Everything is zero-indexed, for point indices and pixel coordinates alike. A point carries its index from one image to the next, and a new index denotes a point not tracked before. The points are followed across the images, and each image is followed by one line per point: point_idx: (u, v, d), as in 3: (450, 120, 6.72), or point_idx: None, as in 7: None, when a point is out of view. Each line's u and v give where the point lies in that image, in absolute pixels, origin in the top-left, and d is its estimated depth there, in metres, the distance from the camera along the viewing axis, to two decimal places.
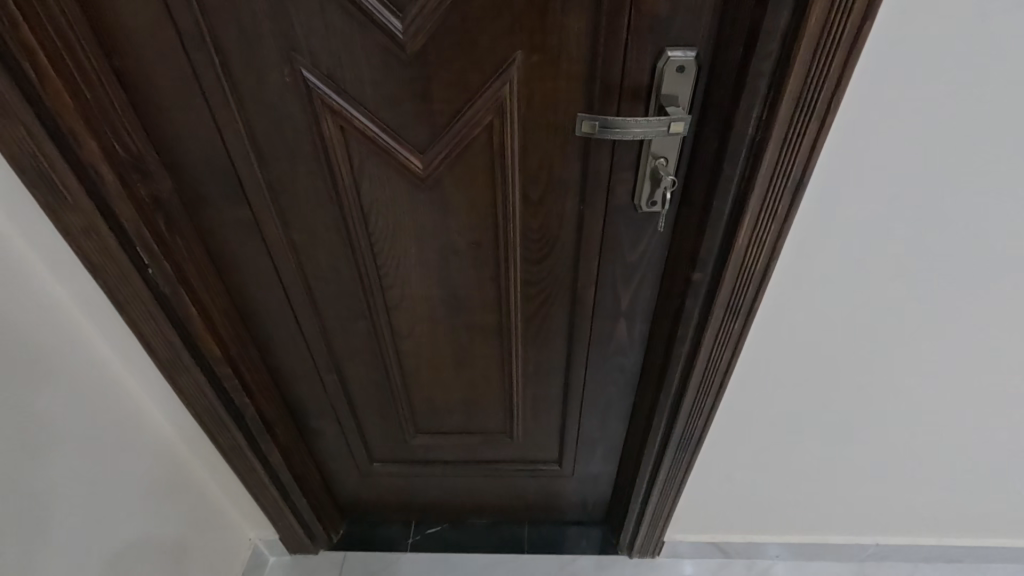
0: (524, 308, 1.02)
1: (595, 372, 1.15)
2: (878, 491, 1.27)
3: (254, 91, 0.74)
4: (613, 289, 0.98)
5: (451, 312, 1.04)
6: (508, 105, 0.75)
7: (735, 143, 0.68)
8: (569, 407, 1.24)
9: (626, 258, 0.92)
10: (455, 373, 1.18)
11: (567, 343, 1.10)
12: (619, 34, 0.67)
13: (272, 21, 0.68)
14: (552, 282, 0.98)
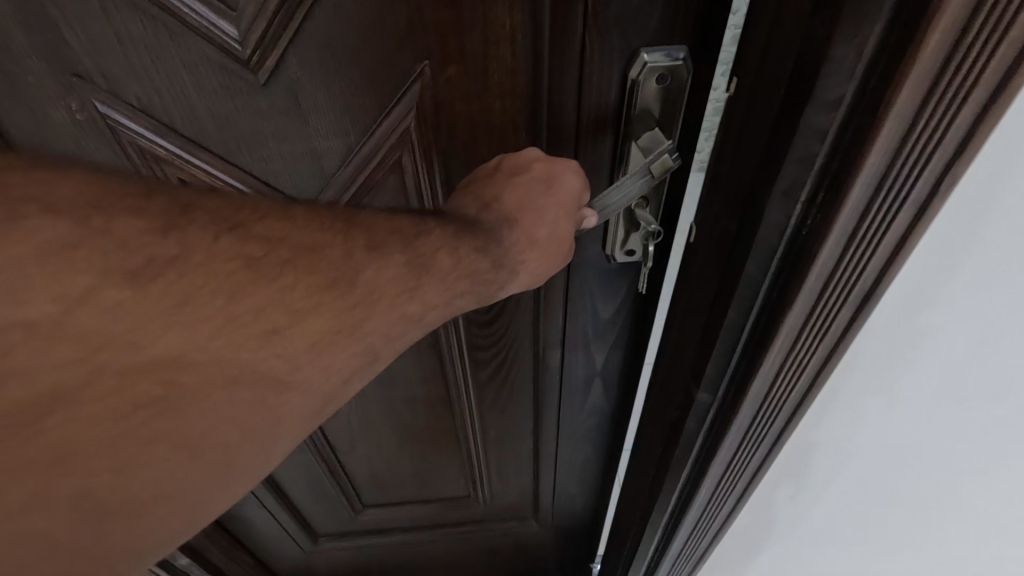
0: (475, 371, 0.81)
1: (568, 433, 0.94)
2: None
3: (32, 139, 0.50)
4: (585, 346, 0.77)
5: (393, 382, 0.83)
6: (416, 141, 0.52)
7: (769, 217, 0.40)
8: (542, 469, 1.04)
9: (597, 314, 0.72)
10: (399, 444, 0.96)
11: (534, 405, 0.89)
12: (573, 32, 0.45)
13: (25, 34, 0.44)
14: (507, 341, 0.77)
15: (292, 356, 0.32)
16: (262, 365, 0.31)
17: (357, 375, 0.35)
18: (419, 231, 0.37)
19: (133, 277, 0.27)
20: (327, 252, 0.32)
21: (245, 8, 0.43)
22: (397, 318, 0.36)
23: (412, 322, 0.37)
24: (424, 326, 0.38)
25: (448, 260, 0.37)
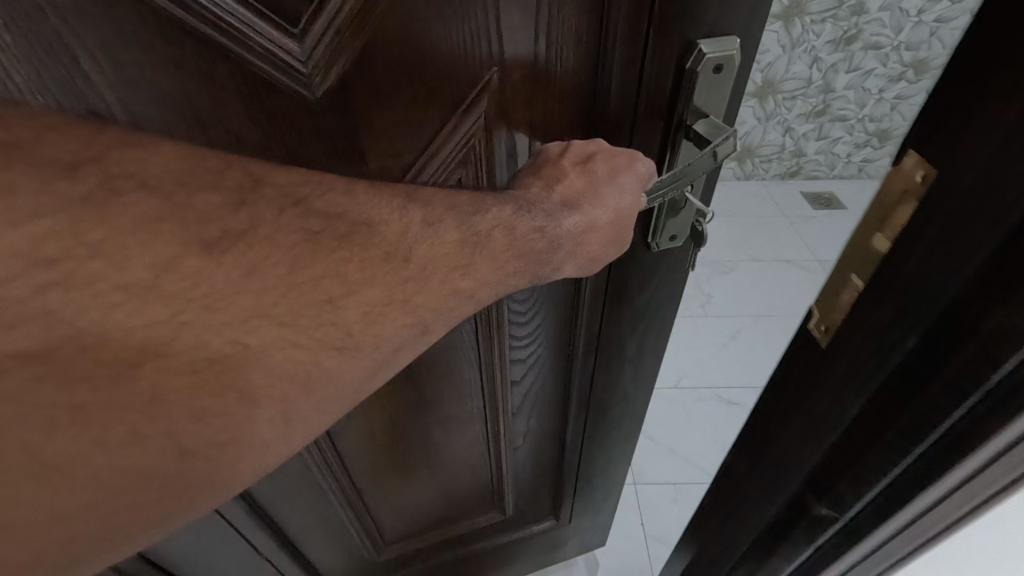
0: (510, 375, 0.64)
1: (598, 452, 0.82)
2: None
3: None
4: (626, 347, 0.65)
5: (410, 389, 0.59)
6: (481, 151, 0.45)
7: (989, 326, 0.27)
8: (565, 495, 0.88)
9: (631, 321, 0.62)
10: (404, 471, 0.70)
11: (563, 420, 0.74)
12: (633, 18, 0.39)
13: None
14: (551, 339, 0.62)
15: (348, 331, 0.30)
16: (320, 338, 0.29)
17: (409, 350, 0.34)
18: (476, 209, 0.36)
19: (206, 248, 0.26)
20: (382, 232, 0.31)
21: (303, 15, 0.34)
22: (444, 294, 0.34)
23: (462, 300, 0.35)
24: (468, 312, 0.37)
25: (500, 237, 0.37)
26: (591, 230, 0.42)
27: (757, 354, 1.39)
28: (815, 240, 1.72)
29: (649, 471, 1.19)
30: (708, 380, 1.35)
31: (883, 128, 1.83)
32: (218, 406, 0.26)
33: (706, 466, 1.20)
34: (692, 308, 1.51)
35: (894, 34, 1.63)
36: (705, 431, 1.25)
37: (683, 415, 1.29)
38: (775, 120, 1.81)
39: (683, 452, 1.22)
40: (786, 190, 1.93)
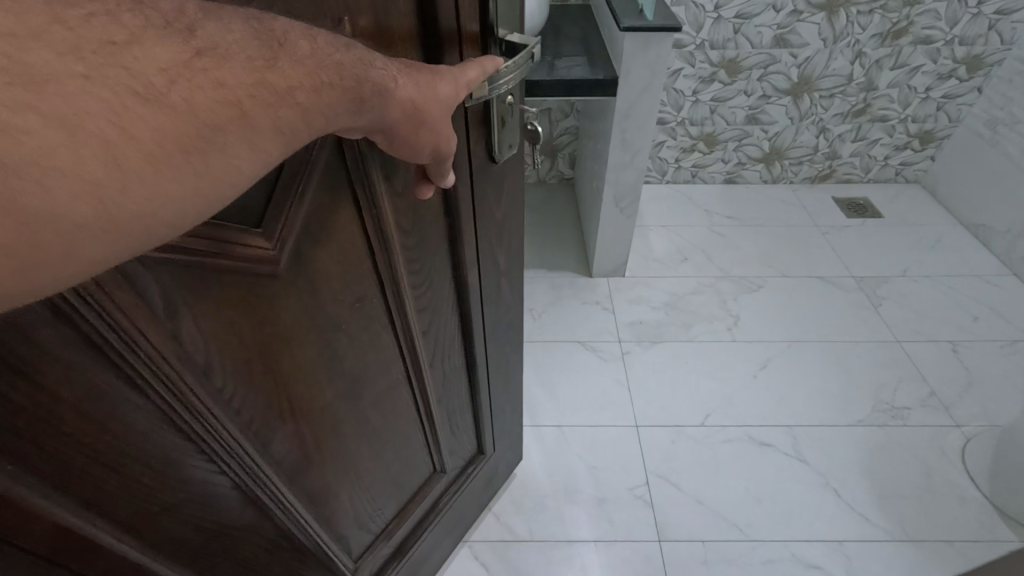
0: (415, 302, 0.62)
1: (498, 359, 0.86)
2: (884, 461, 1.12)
3: None
4: (496, 238, 0.69)
5: (326, 355, 0.54)
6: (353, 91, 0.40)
7: None
8: (481, 420, 0.90)
9: (493, 216, 0.67)
10: (341, 462, 0.64)
11: (466, 338, 0.75)
12: None
13: None
14: (438, 246, 0.61)
15: (145, 86, 0.24)
16: (114, 82, 0.23)
17: (230, 158, 0.28)
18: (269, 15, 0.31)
19: None
20: (157, 4, 0.26)
21: None
22: (256, 82, 0.28)
23: (283, 100, 0.30)
24: (299, 133, 0.32)
25: (305, 45, 0.32)
26: (433, 97, 0.41)
27: (789, 387, 1.26)
28: (850, 255, 1.62)
29: (676, 527, 1.03)
30: (738, 418, 1.20)
31: (927, 128, 1.73)
32: (13, 121, 0.21)
33: (739, 519, 1.04)
34: (718, 332, 1.39)
35: (948, 27, 1.51)
36: (735, 477, 1.10)
37: (708, 463, 1.12)
38: (810, 120, 1.72)
39: (713, 503, 1.06)
40: (818, 193, 1.85)
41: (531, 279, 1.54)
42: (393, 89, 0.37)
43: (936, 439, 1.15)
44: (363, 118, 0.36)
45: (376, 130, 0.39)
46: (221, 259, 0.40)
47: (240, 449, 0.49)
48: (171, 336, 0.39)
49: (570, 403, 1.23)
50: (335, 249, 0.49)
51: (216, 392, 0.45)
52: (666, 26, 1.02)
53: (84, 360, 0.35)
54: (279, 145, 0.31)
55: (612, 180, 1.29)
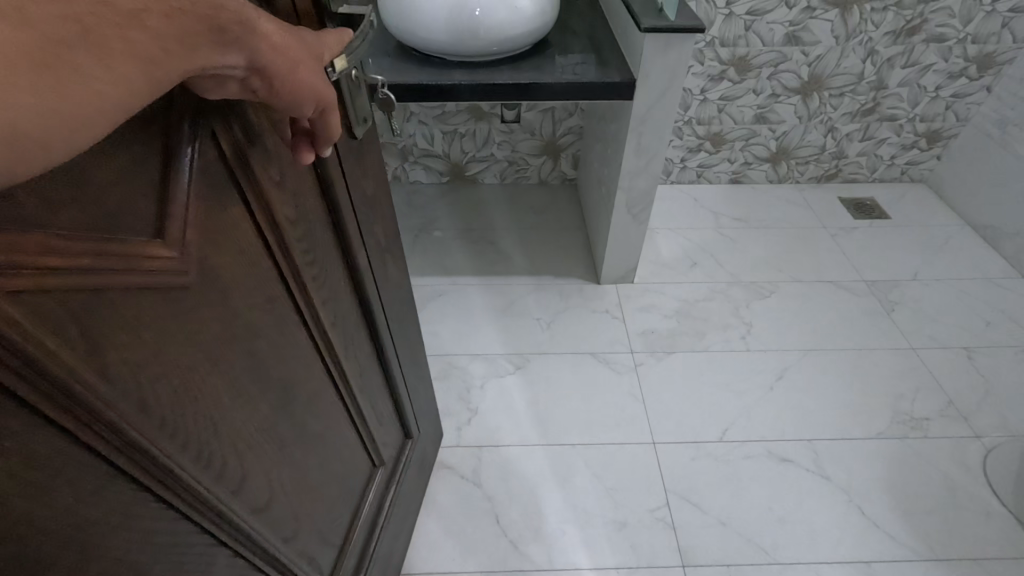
0: (319, 295, 0.55)
1: (401, 337, 0.81)
2: (904, 477, 1.10)
3: None
4: (372, 215, 0.64)
5: (252, 368, 0.47)
6: None
7: None
8: (400, 403, 0.86)
9: (363, 188, 0.60)
10: (289, 479, 0.57)
11: (368, 323, 0.69)
12: None
13: None
14: (326, 233, 0.55)
15: None
16: None
17: (85, 79, 0.23)
18: None
19: None
20: None
21: None
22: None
23: (133, 24, 0.25)
24: (161, 63, 0.27)
25: None
26: (306, 45, 0.37)
27: (808, 399, 1.23)
28: (859, 257, 1.59)
29: (699, 549, 1.00)
30: (757, 432, 1.16)
31: (935, 128, 1.70)
32: None
33: (763, 541, 1.01)
34: (732, 340, 1.35)
35: (961, 25, 1.48)
36: (756, 495, 1.07)
37: (732, 485, 1.08)
38: (818, 119, 1.68)
39: (737, 524, 1.03)
40: (825, 194, 1.82)
41: (537, 285, 1.49)
42: (265, 29, 0.32)
43: (957, 451, 1.13)
44: (230, 56, 0.31)
45: (249, 72, 0.33)
46: (128, 274, 0.33)
47: (204, 489, 0.43)
48: (98, 372, 0.32)
49: (583, 418, 1.19)
50: (234, 249, 0.42)
51: (163, 431, 0.38)
52: (689, 27, 0.97)
53: (7, 419, 0.28)
54: (140, 73, 0.26)
55: (624, 186, 1.24)
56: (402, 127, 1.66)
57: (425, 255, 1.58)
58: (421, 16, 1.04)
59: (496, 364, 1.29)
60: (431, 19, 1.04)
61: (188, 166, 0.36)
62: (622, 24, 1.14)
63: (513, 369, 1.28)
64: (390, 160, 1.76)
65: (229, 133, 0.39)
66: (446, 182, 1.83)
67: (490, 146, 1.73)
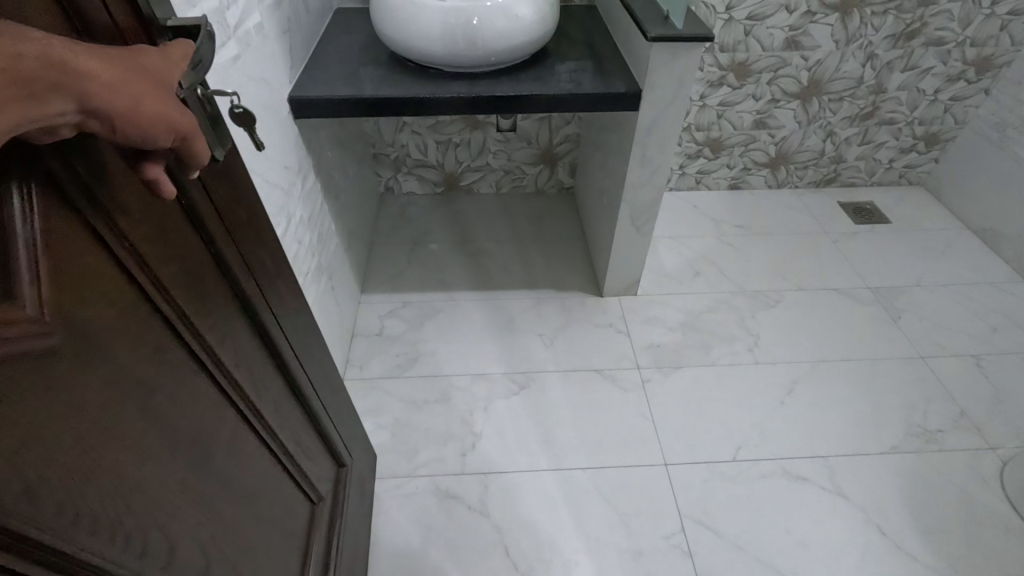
0: (216, 336, 0.45)
1: (318, 367, 0.71)
2: (918, 491, 1.07)
3: None
4: (255, 248, 0.52)
5: (158, 428, 0.38)
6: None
7: None
8: (330, 438, 0.76)
9: (247, 206, 0.51)
10: (227, 537, 0.49)
11: (278, 364, 0.59)
12: None
13: None
14: (211, 265, 0.45)
15: None
16: None
17: None
18: None
19: None
20: None
21: None
22: None
23: None
24: None
25: None
26: (154, 78, 0.32)
27: (821, 413, 1.20)
28: (863, 264, 1.57)
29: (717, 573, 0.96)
30: (771, 450, 1.13)
31: (934, 131, 1.69)
32: None
33: (782, 565, 0.98)
34: (739, 353, 1.32)
35: (960, 28, 1.46)
36: (771, 516, 1.04)
37: (748, 505, 1.05)
38: (818, 124, 1.66)
39: (754, 548, 1.00)
40: (823, 199, 1.80)
41: (539, 299, 1.45)
42: (88, 69, 0.28)
43: (972, 463, 1.11)
44: (51, 105, 0.26)
45: (82, 117, 0.28)
46: None
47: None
48: None
49: (592, 439, 1.15)
50: (99, 297, 0.33)
51: (61, 518, 0.31)
52: (699, 36, 0.93)
53: None
54: None
55: (628, 199, 1.20)
56: (395, 137, 1.61)
57: (418, 269, 1.53)
58: (416, 25, 0.99)
59: (499, 384, 1.24)
60: (426, 28, 0.99)
61: (23, 210, 0.28)
62: (625, 32, 1.10)
63: (517, 388, 1.23)
64: (382, 171, 1.71)
65: (60, 160, 0.30)
66: (439, 193, 1.78)
67: (485, 156, 1.68)
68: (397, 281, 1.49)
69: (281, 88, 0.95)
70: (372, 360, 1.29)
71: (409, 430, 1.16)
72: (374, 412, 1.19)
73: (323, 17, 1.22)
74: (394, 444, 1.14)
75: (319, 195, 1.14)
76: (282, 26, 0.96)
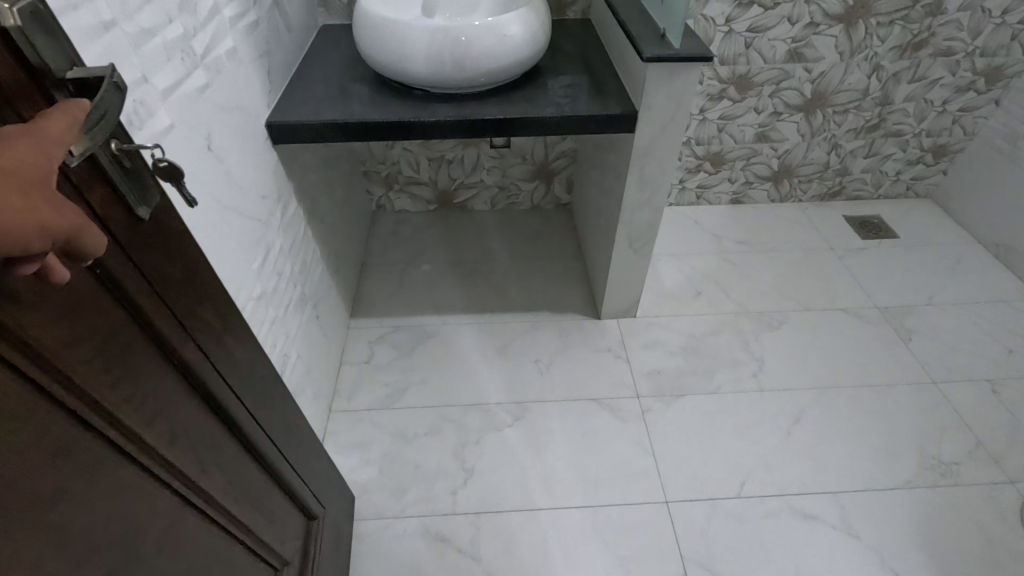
0: (138, 415, 0.42)
1: (278, 418, 0.68)
2: (935, 531, 1.01)
3: None
4: (192, 302, 0.49)
5: (65, 536, 0.35)
6: None
7: None
8: (294, 488, 0.72)
9: (184, 266, 0.48)
10: None
11: (224, 423, 0.56)
12: None
13: None
14: (130, 336, 0.42)
15: None
16: None
17: None
18: None
19: None
20: None
21: None
22: None
23: None
24: None
25: None
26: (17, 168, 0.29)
27: (831, 445, 1.14)
28: (871, 282, 1.51)
29: None
30: (778, 485, 1.08)
31: (942, 142, 1.64)
32: None
33: None
34: (743, 379, 1.27)
35: (970, 38, 1.41)
36: (780, 560, 0.98)
37: (754, 547, 1.00)
38: (822, 137, 1.61)
39: None
40: (827, 212, 1.75)
41: (534, 323, 1.39)
42: None
43: (991, 499, 1.06)
44: None
45: None
46: None
47: None
48: None
49: (590, 476, 1.09)
50: None
51: None
52: (697, 56, 0.89)
53: None
54: None
55: (625, 221, 1.15)
56: (386, 154, 1.56)
57: (409, 291, 1.48)
58: (400, 45, 0.95)
59: (493, 416, 1.19)
60: (411, 48, 0.95)
61: None
62: (620, 50, 1.06)
63: (512, 421, 1.18)
64: (373, 188, 1.66)
65: None
66: (432, 210, 1.73)
67: (479, 173, 1.64)
68: (388, 305, 1.44)
69: (258, 114, 0.91)
70: (361, 390, 1.24)
71: (399, 466, 1.11)
72: (362, 447, 1.14)
73: (307, 35, 1.18)
74: (382, 480, 1.09)
75: (302, 222, 1.09)
76: (260, 49, 0.92)
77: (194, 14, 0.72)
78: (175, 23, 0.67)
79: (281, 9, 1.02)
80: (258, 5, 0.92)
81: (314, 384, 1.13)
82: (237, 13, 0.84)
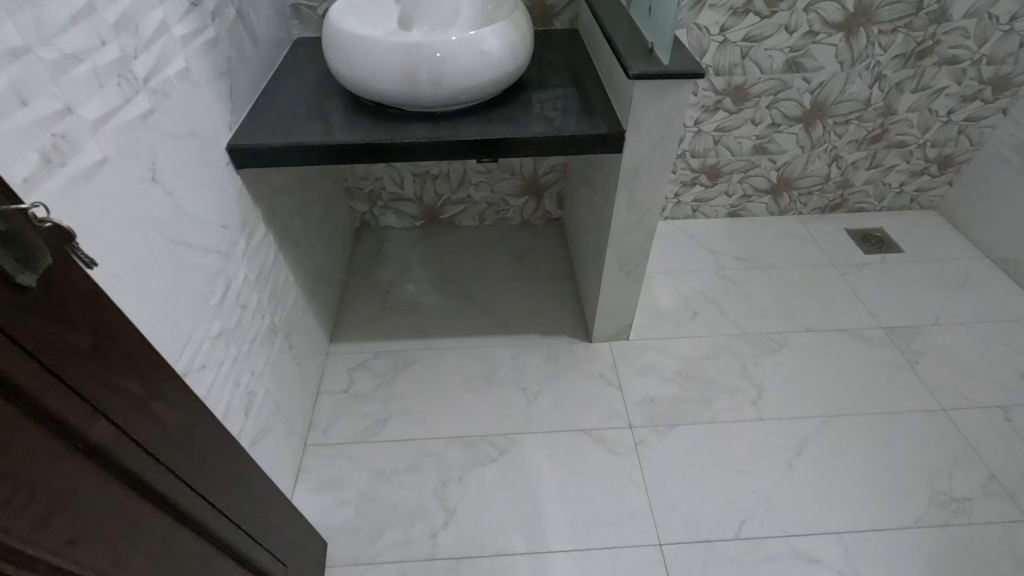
0: (22, 522, 0.36)
1: (225, 480, 0.61)
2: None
3: None
4: (107, 372, 0.43)
5: None
6: None
7: None
8: (247, 552, 0.66)
9: (93, 332, 0.42)
10: None
11: (152, 501, 0.49)
12: None
13: None
14: (15, 430, 0.35)
15: None
16: None
17: None
18: None
19: None
20: None
21: None
22: None
23: None
24: None
25: None
26: None
27: (834, 480, 1.08)
28: (875, 301, 1.45)
29: None
30: (779, 526, 1.01)
31: (947, 153, 1.57)
32: None
33: None
34: (742, 407, 1.20)
35: (976, 46, 1.35)
36: None
37: None
38: (822, 148, 1.54)
39: None
40: (829, 226, 1.69)
41: (522, 347, 1.33)
42: None
43: (1007, 541, 0.99)
44: None
45: None
46: None
47: None
48: None
49: (578, 516, 1.03)
50: None
51: None
52: (687, 72, 0.83)
53: None
54: None
55: (615, 243, 1.09)
56: (368, 170, 1.50)
57: (392, 313, 1.42)
58: (371, 62, 0.89)
59: (476, 450, 1.12)
60: (383, 64, 0.88)
61: None
62: (607, 64, 1.00)
63: (496, 455, 1.11)
64: (356, 205, 1.60)
65: None
66: (419, 226, 1.67)
67: (466, 188, 1.57)
68: (370, 328, 1.38)
69: (217, 137, 0.85)
70: (338, 423, 1.17)
71: (376, 506, 1.04)
72: (338, 485, 1.07)
73: (279, 49, 1.12)
74: (358, 522, 1.02)
75: (272, 248, 1.03)
76: (221, 68, 0.86)
77: (134, 34, 0.66)
78: (110, 45, 0.61)
79: (247, 24, 0.96)
80: (217, 21, 0.86)
81: (286, 419, 1.06)
82: (190, 30, 0.78)
